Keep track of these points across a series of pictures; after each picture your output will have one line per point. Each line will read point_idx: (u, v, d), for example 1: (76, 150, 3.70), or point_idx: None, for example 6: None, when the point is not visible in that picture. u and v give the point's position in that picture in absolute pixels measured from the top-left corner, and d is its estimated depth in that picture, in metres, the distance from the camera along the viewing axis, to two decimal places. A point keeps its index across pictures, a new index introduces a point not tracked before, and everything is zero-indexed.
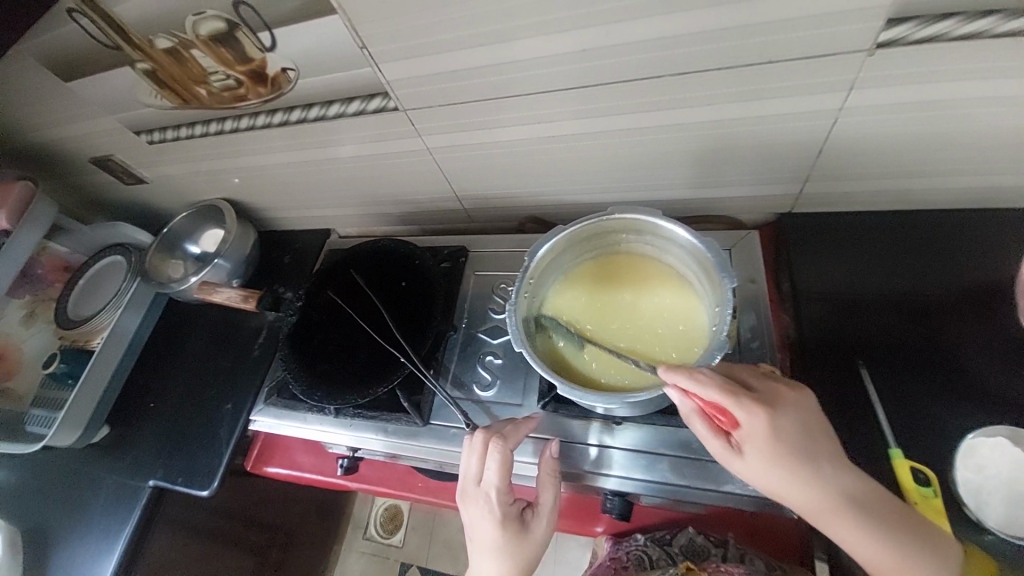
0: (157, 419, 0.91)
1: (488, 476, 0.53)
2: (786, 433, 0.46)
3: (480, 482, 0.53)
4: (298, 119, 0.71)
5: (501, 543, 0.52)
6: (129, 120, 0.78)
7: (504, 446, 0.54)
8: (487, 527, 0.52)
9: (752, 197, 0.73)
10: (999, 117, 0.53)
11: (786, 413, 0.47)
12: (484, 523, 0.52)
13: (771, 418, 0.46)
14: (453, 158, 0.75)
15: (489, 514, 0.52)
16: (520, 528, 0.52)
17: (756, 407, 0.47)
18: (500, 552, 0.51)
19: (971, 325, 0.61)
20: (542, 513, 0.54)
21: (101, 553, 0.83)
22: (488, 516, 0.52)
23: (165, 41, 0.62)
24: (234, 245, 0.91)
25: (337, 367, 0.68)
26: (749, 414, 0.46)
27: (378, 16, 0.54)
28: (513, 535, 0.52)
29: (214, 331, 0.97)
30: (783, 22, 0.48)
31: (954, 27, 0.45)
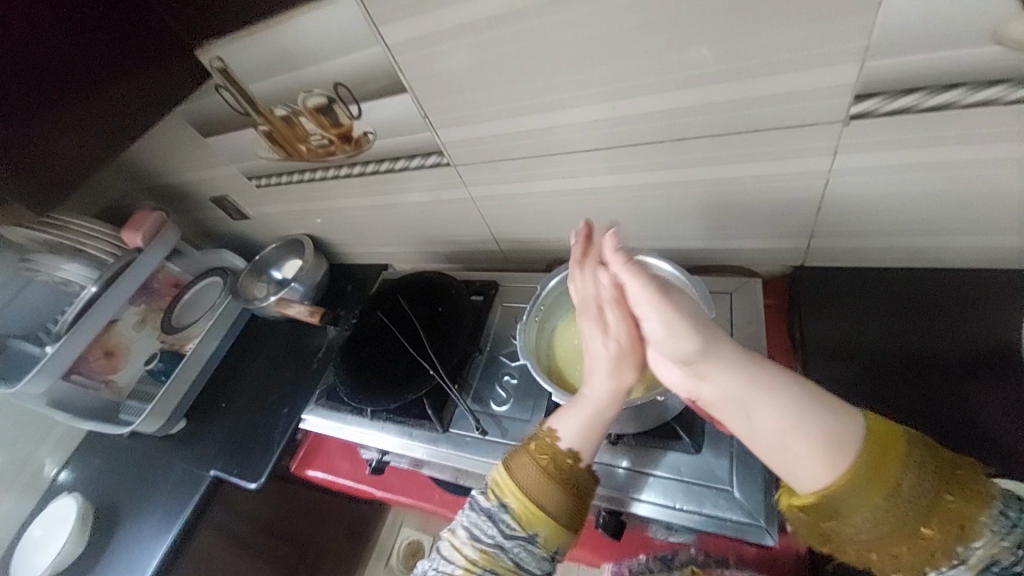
0: (225, 416, 1.05)
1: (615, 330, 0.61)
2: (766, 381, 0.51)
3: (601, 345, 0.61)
4: (372, 171, 0.88)
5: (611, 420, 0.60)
6: (245, 168, 0.99)
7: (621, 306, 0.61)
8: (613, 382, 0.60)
9: (764, 250, 0.78)
10: (994, 178, 0.57)
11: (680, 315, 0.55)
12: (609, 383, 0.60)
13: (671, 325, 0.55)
14: (493, 206, 0.88)
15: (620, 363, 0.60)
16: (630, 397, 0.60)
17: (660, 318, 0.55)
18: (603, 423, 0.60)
19: (990, 384, 0.61)
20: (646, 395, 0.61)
21: (162, 530, 0.94)
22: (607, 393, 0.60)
23: (282, 110, 0.82)
24: (308, 271, 1.08)
25: (376, 374, 0.79)
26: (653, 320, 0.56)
27: (439, 93, 0.70)
28: (619, 413, 0.60)
29: (283, 345, 1.13)
30: (763, 98, 0.57)
31: (919, 100, 0.52)
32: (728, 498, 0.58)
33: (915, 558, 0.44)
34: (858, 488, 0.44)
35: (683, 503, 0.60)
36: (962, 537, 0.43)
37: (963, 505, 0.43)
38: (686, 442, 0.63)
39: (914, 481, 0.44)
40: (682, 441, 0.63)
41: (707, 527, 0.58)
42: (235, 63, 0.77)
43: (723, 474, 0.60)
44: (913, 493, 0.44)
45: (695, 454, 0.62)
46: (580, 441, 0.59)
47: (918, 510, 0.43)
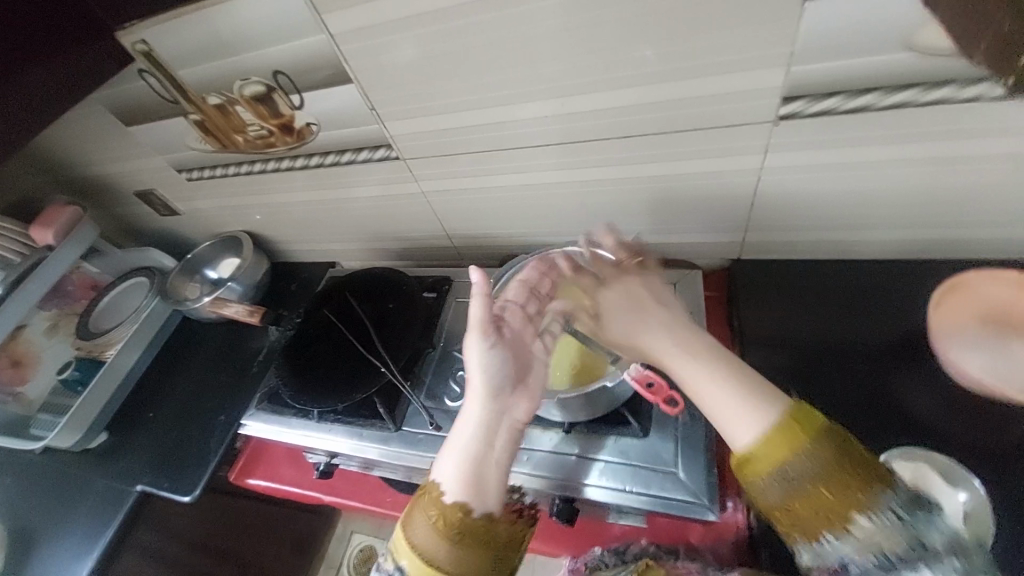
0: (154, 427, 0.97)
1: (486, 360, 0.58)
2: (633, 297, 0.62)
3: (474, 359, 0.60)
4: (316, 164, 0.85)
5: (497, 444, 0.58)
6: (174, 159, 0.92)
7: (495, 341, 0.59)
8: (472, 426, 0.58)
9: (705, 244, 0.82)
10: (901, 177, 0.63)
11: (632, 277, 0.64)
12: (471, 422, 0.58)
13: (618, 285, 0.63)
14: (445, 201, 0.87)
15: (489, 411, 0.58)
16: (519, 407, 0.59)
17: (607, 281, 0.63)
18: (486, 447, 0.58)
19: (904, 367, 0.68)
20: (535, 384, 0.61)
21: (79, 555, 0.85)
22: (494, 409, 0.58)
23: (215, 98, 0.76)
24: (247, 270, 1.02)
25: (322, 375, 0.75)
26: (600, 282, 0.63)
27: (387, 85, 0.69)
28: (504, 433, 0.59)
29: (219, 349, 1.05)
30: (702, 99, 0.60)
31: (838, 104, 0.57)
32: (675, 479, 0.61)
33: (797, 523, 0.49)
34: (770, 450, 0.50)
35: (633, 487, 0.62)
36: (831, 522, 0.47)
37: (845, 501, 0.47)
38: (635, 427, 0.65)
39: (807, 464, 0.48)
40: (632, 426, 0.65)
41: (658, 509, 0.60)
42: (162, 45, 0.71)
43: (669, 456, 0.63)
44: (798, 473, 0.48)
45: (643, 438, 0.65)
46: (464, 485, 0.56)
47: (804, 487, 0.48)
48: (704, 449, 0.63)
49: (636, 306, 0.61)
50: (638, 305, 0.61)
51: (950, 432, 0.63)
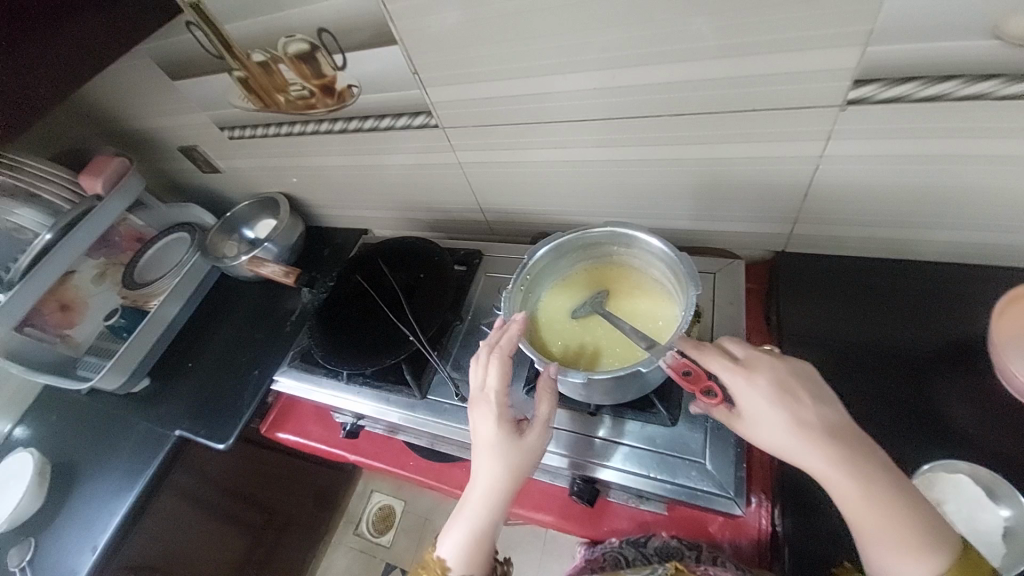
0: (192, 376, 1.01)
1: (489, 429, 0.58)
2: (771, 391, 0.50)
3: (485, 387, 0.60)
4: (355, 128, 0.84)
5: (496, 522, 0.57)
6: (217, 116, 0.93)
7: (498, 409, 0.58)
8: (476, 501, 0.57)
9: (748, 234, 0.79)
10: (978, 175, 0.58)
11: (775, 374, 0.51)
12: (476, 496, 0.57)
13: (755, 380, 0.51)
14: (481, 173, 0.85)
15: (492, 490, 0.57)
16: (517, 451, 0.57)
17: (741, 372, 0.51)
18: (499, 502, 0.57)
19: (951, 374, 0.65)
20: (541, 428, 0.58)
21: (122, 489, 0.91)
22: (485, 465, 0.57)
23: (259, 56, 0.76)
24: (283, 232, 1.03)
25: (352, 339, 0.77)
26: (737, 376, 0.51)
27: (432, 49, 0.67)
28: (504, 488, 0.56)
29: (254, 307, 1.09)
30: (763, 77, 0.57)
31: (915, 90, 0.52)
32: (700, 469, 0.60)
33: None
34: None
35: (656, 473, 0.62)
36: None
37: None
38: (662, 414, 0.64)
39: None
40: (659, 414, 0.64)
41: (681, 497, 0.60)
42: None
43: (696, 446, 0.62)
44: None
45: (671, 426, 0.64)
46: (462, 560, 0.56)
47: None
48: (732, 442, 0.61)
49: (787, 395, 0.50)
50: (790, 413, 0.49)
51: (993, 447, 0.59)
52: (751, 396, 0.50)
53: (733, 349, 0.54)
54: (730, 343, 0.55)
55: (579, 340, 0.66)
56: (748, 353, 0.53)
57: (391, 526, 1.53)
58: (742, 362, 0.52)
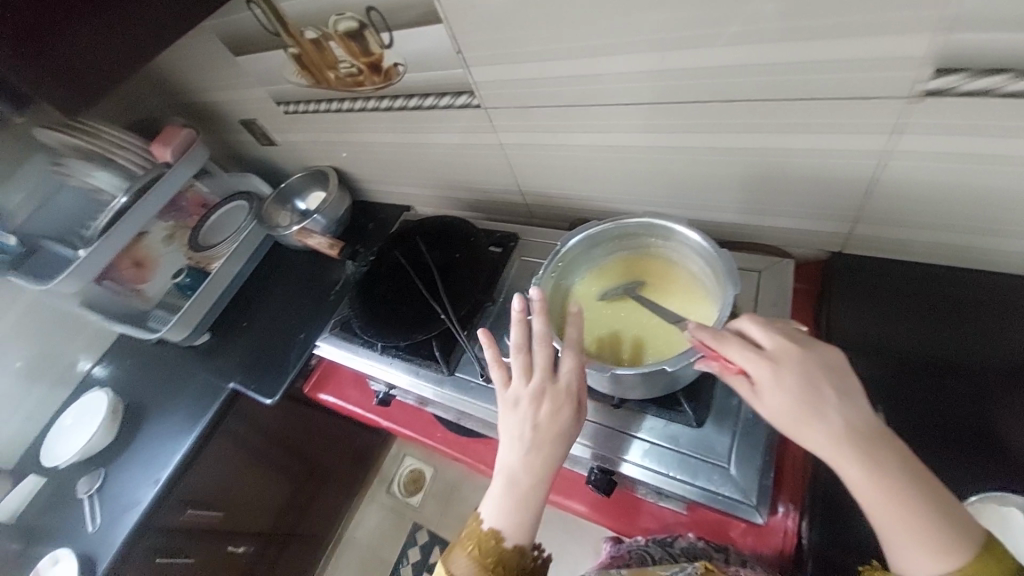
0: (246, 335, 1.09)
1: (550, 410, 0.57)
2: (787, 375, 0.47)
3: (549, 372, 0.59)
4: (400, 106, 0.85)
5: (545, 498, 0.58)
6: (274, 91, 0.97)
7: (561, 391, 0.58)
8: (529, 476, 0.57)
9: (801, 230, 0.74)
10: None
11: (799, 365, 0.47)
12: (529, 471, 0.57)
13: (776, 370, 0.47)
14: (521, 155, 0.84)
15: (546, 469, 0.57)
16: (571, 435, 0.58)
17: (760, 361, 0.48)
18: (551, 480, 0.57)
19: (1017, 398, 0.58)
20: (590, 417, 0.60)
21: (183, 432, 1.01)
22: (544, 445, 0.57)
23: (312, 33, 0.78)
24: (330, 205, 1.08)
25: (387, 313, 0.80)
26: (752, 363, 0.49)
27: (477, 28, 0.66)
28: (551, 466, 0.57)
29: (303, 275, 1.15)
30: (828, 63, 0.52)
31: (1006, 83, 0.46)
32: (722, 473, 0.59)
33: None
34: None
35: (673, 471, 0.61)
36: None
37: None
38: (688, 415, 0.63)
39: None
40: (685, 414, 0.63)
41: (695, 498, 0.59)
42: None
43: (721, 450, 0.61)
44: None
45: (696, 427, 0.62)
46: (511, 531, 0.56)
47: None
48: (759, 450, 0.60)
49: (804, 378, 0.47)
50: (809, 409, 0.46)
51: None
52: (765, 377, 0.48)
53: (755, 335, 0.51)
54: (756, 329, 0.51)
55: (608, 332, 0.65)
56: (772, 339, 0.50)
57: (420, 489, 1.61)
58: (764, 351, 0.49)
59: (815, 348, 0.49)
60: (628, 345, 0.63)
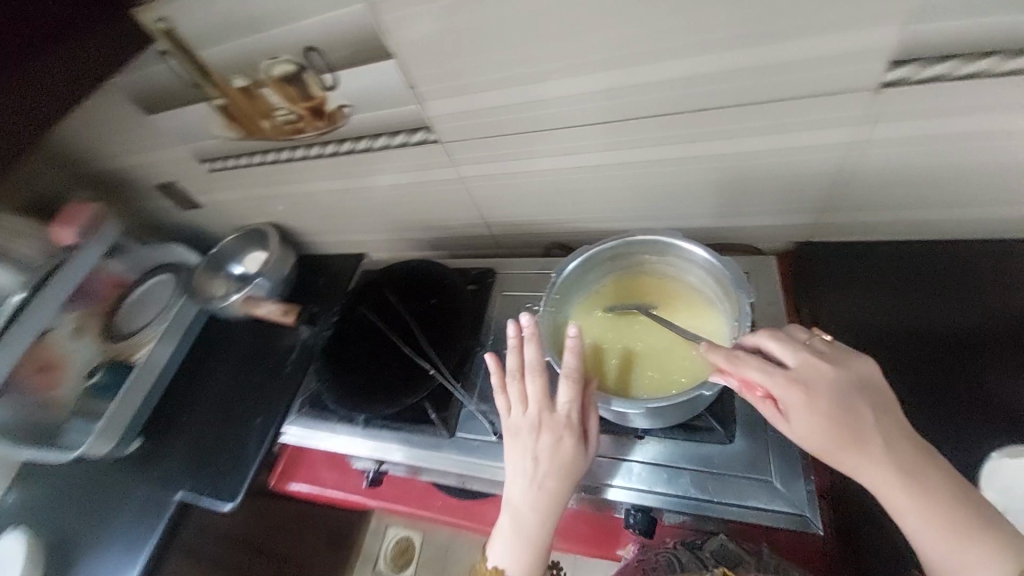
0: (190, 432, 0.94)
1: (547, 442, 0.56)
2: (825, 403, 0.46)
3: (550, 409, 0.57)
4: (347, 150, 0.79)
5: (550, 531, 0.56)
6: (196, 149, 0.87)
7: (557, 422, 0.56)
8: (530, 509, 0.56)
9: (771, 226, 0.76)
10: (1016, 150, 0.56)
11: (830, 385, 0.46)
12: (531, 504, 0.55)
13: (805, 393, 0.46)
14: (485, 187, 0.81)
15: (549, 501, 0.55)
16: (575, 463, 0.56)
17: (787, 383, 0.47)
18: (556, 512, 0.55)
19: (1003, 355, 0.61)
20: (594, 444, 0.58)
21: (123, 565, 0.83)
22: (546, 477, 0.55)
23: (240, 81, 0.71)
24: (274, 266, 0.97)
25: (367, 379, 0.72)
26: (778, 387, 0.47)
27: (431, 60, 0.62)
28: (550, 503, 0.55)
29: (251, 349, 1.01)
30: (786, 64, 0.54)
31: (953, 69, 0.50)
32: (769, 489, 0.56)
33: None
34: None
35: (665, 488, 0.60)
36: None
37: None
38: (719, 432, 0.60)
39: None
40: (715, 431, 0.60)
41: (689, 510, 0.58)
42: (183, 24, 0.66)
43: (760, 463, 0.58)
44: None
45: (729, 444, 0.60)
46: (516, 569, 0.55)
47: None
48: (796, 456, 0.58)
49: (842, 405, 0.45)
50: (844, 432, 0.45)
51: None
52: (800, 406, 0.46)
53: (779, 355, 0.50)
54: (776, 347, 0.50)
55: (623, 363, 0.60)
56: (799, 359, 0.48)
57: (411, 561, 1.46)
58: (794, 374, 0.47)
59: (847, 364, 0.48)
60: (648, 375, 0.59)
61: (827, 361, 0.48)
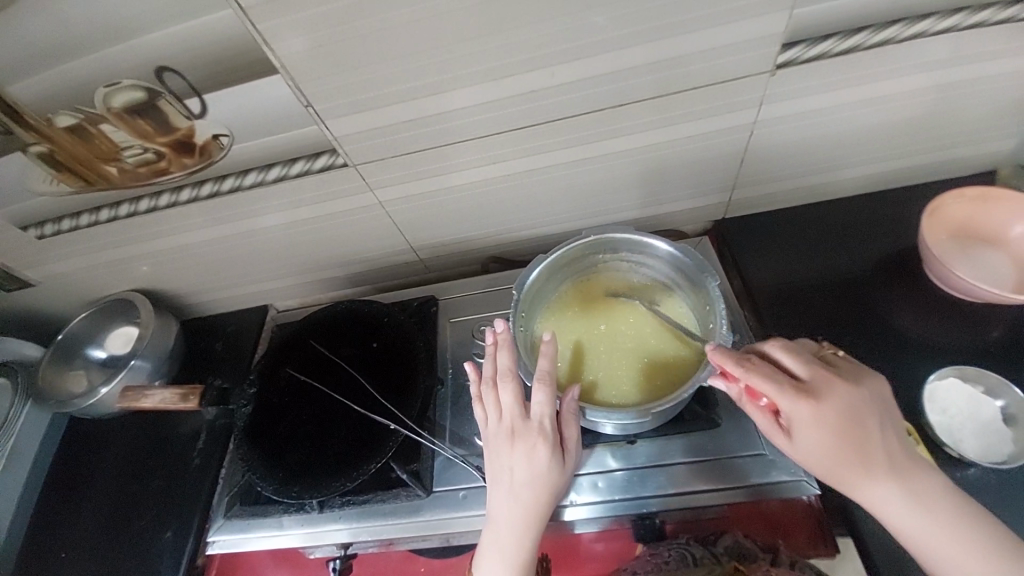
0: (66, 575, 0.71)
1: (518, 449, 0.52)
2: (836, 418, 0.46)
3: (523, 415, 0.53)
4: (232, 188, 0.66)
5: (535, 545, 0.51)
6: (12, 213, 0.67)
7: (528, 427, 0.53)
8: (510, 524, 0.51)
9: (694, 209, 0.79)
10: (882, 113, 0.64)
11: (844, 400, 0.46)
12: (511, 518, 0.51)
13: (818, 407, 0.46)
14: (408, 210, 0.73)
15: (529, 510, 0.51)
16: (552, 469, 0.52)
17: (800, 397, 0.46)
18: (538, 521, 0.51)
19: (904, 290, 0.70)
20: (572, 447, 0.54)
21: None
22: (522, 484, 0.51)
23: (67, 118, 0.56)
24: (153, 341, 0.79)
25: (315, 454, 0.62)
26: (792, 399, 0.46)
27: (326, 74, 0.54)
28: (531, 514, 0.51)
29: (136, 445, 0.80)
30: (698, 54, 0.55)
31: (835, 45, 0.56)
32: (760, 462, 0.58)
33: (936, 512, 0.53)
34: None
35: (665, 489, 0.59)
36: None
37: None
38: (707, 418, 0.61)
39: None
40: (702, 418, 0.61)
41: (627, 512, 0.59)
42: None
43: (749, 440, 0.60)
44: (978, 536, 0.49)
45: (717, 429, 0.61)
46: None
47: None
48: None
49: (850, 422, 0.46)
50: (849, 446, 0.45)
51: (963, 345, 0.65)
52: (807, 421, 0.46)
53: (793, 367, 0.49)
54: (789, 360, 0.50)
55: (607, 369, 0.59)
56: (812, 372, 0.48)
57: None
58: (807, 389, 0.47)
59: (863, 381, 0.48)
60: (634, 376, 0.58)
61: (844, 377, 0.48)
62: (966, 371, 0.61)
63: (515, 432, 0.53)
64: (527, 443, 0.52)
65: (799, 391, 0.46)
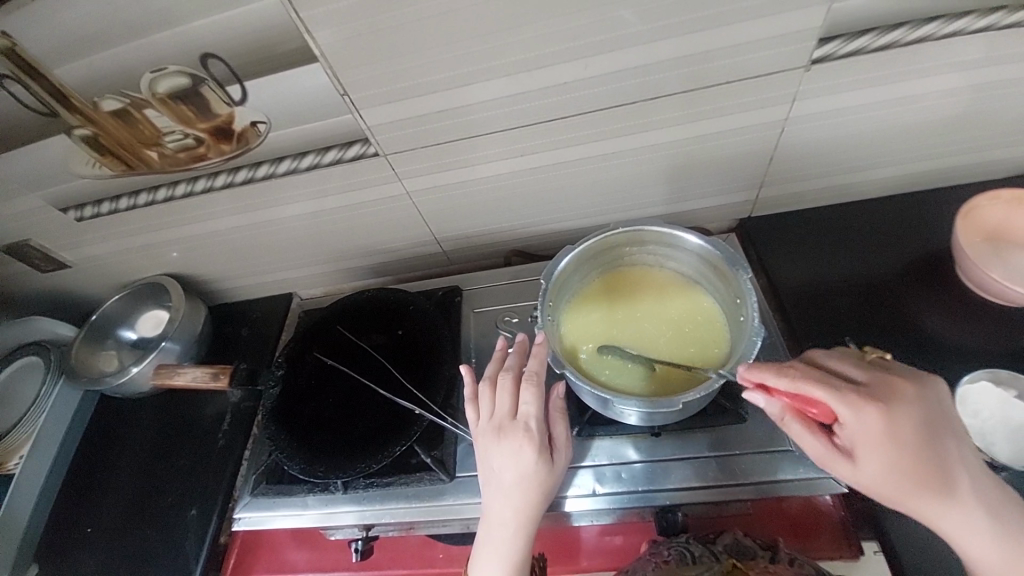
0: (95, 548, 0.73)
1: (507, 453, 0.53)
2: (899, 427, 0.45)
3: (513, 416, 0.54)
4: (265, 175, 0.67)
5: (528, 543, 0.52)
6: (55, 195, 0.69)
7: (517, 429, 0.53)
8: (504, 523, 0.52)
9: (719, 207, 0.79)
10: (917, 112, 0.63)
11: (904, 406, 0.46)
12: (505, 518, 0.52)
13: (887, 417, 0.46)
14: (434, 201, 0.74)
15: (520, 510, 0.52)
16: (542, 471, 0.53)
17: (865, 406, 0.46)
18: (529, 521, 0.52)
19: (936, 292, 0.68)
20: (562, 446, 0.55)
21: None
22: (512, 487, 0.52)
23: (113, 102, 0.58)
24: (182, 324, 0.81)
25: (341, 436, 0.63)
26: (857, 410, 0.46)
27: (363, 62, 0.55)
28: (522, 514, 0.52)
29: (163, 425, 0.82)
30: (732, 48, 0.55)
31: (873, 40, 0.55)
32: (785, 459, 0.58)
33: None
34: None
35: (687, 483, 0.59)
36: None
37: None
38: (733, 413, 0.60)
39: None
40: (729, 412, 0.60)
41: (641, 504, 0.59)
42: (28, 39, 0.54)
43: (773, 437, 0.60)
44: None
45: (743, 424, 0.60)
46: None
47: None
48: None
49: (914, 431, 0.46)
50: (913, 458, 0.45)
51: (997, 349, 0.63)
52: (866, 431, 0.46)
53: (852, 376, 0.50)
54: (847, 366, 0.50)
55: (626, 361, 0.59)
56: (872, 380, 0.48)
57: None
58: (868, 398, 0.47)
59: (921, 385, 0.48)
60: (654, 369, 0.58)
61: (906, 381, 0.48)
62: (999, 374, 0.60)
63: (503, 435, 0.53)
64: (512, 442, 0.53)
65: (862, 400, 0.46)
